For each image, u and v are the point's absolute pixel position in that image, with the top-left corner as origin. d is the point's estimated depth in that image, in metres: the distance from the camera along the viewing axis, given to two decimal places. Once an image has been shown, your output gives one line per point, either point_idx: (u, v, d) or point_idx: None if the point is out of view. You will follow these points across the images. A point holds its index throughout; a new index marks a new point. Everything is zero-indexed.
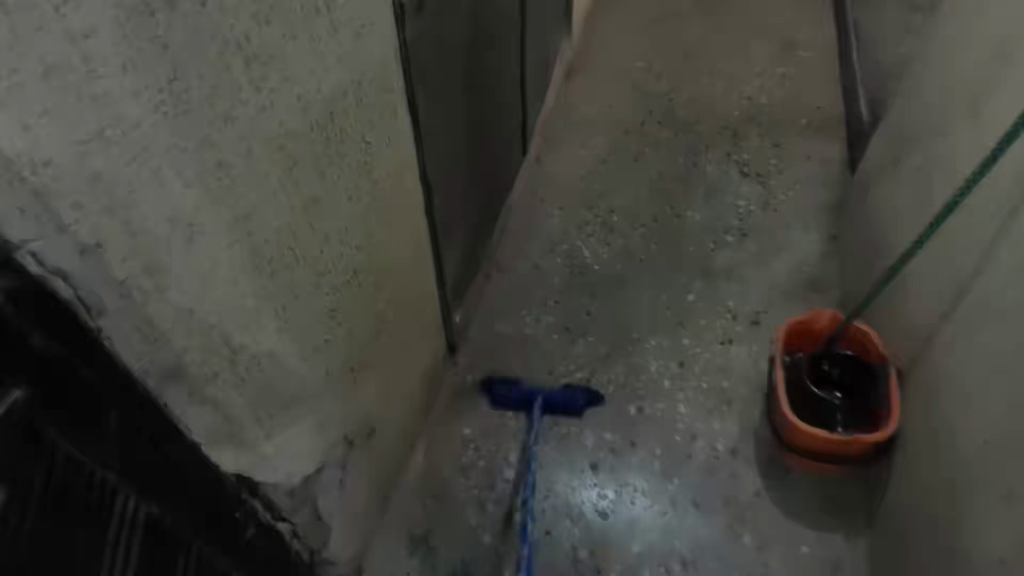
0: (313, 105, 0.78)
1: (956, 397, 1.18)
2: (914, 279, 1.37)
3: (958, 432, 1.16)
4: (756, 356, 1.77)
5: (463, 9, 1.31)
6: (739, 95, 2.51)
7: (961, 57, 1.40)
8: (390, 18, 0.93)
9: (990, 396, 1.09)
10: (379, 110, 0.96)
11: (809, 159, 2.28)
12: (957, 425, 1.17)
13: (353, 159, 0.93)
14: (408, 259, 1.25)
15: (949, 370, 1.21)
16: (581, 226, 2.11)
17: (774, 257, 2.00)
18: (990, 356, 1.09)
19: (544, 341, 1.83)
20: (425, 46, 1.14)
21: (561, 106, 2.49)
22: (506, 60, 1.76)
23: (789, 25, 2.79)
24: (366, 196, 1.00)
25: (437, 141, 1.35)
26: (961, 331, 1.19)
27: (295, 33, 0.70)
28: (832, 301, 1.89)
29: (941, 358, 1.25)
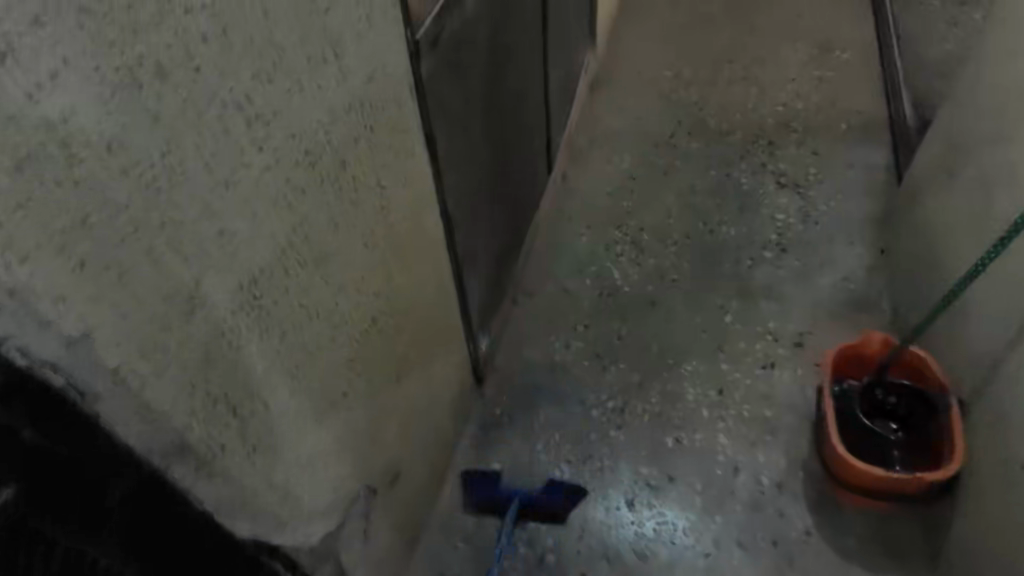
0: (323, 157, 0.75)
1: None
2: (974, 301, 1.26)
3: None
4: (801, 381, 1.67)
5: (482, 35, 1.27)
6: (773, 101, 2.41)
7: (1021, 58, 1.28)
8: (403, 56, 0.89)
9: None
10: (394, 151, 0.93)
11: (850, 166, 2.17)
12: None
13: (367, 206, 0.89)
14: (429, 297, 1.21)
15: (1016, 402, 1.11)
16: (610, 246, 2.04)
17: (817, 273, 1.89)
18: None
19: (575, 368, 1.76)
20: (443, 78, 1.10)
21: (586, 120, 2.43)
22: (528, 81, 1.72)
23: (824, 25, 2.67)
24: (382, 240, 0.97)
25: (458, 173, 1.31)
26: None
27: (301, 86, 0.67)
28: (882, 320, 1.77)
29: (1008, 389, 1.14)
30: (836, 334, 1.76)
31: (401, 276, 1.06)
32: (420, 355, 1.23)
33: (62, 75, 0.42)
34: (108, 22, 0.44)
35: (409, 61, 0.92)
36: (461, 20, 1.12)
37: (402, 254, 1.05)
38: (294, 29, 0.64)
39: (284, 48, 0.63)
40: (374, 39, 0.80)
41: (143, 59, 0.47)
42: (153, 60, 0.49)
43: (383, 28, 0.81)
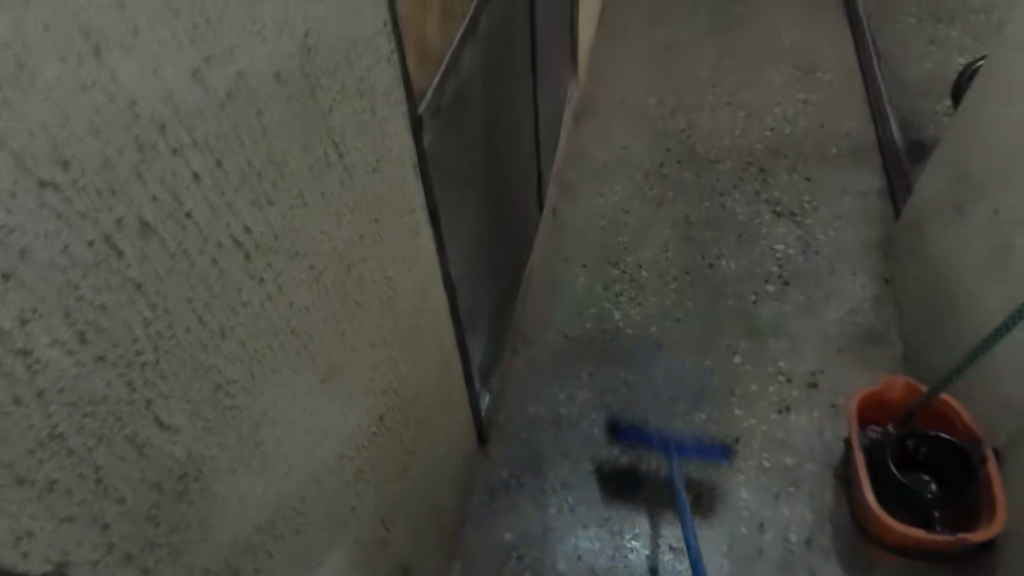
0: (328, 265, 0.66)
1: None
2: (1012, 351, 1.21)
3: None
4: (819, 424, 1.61)
5: (480, 91, 1.19)
6: (761, 126, 2.38)
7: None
8: (406, 137, 0.81)
9: None
10: (399, 240, 0.84)
11: (845, 191, 2.14)
12: None
13: (374, 302, 0.80)
14: (434, 375, 1.12)
15: None
16: (608, 285, 1.97)
17: (823, 306, 1.85)
18: None
19: (583, 422, 1.68)
20: (443, 147, 1.02)
21: (572, 152, 2.37)
22: (520, 126, 1.65)
23: (804, 46, 2.66)
24: (390, 333, 0.88)
25: (460, 237, 1.22)
26: None
27: (302, 198, 0.58)
28: (895, 353, 1.73)
29: None
30: (850, 371, 1.70)
31: (408, 365, 0.97)
32: (425, 438, 1.14)
33: (21, 270, 0.33)
34: (77, 189, 0.35)
35: (413, 140, 0.84)
36: (460, 82, 1.04)
37: (410, 340, 0.96)
38: (295, 139, 0.56)
39: (286, 161, 0.54)
40: (378, 128, 0.72)
41: (122, 221, 0.38)
42: (134, 218, 0.39)
43: (386, 114, 0.73)
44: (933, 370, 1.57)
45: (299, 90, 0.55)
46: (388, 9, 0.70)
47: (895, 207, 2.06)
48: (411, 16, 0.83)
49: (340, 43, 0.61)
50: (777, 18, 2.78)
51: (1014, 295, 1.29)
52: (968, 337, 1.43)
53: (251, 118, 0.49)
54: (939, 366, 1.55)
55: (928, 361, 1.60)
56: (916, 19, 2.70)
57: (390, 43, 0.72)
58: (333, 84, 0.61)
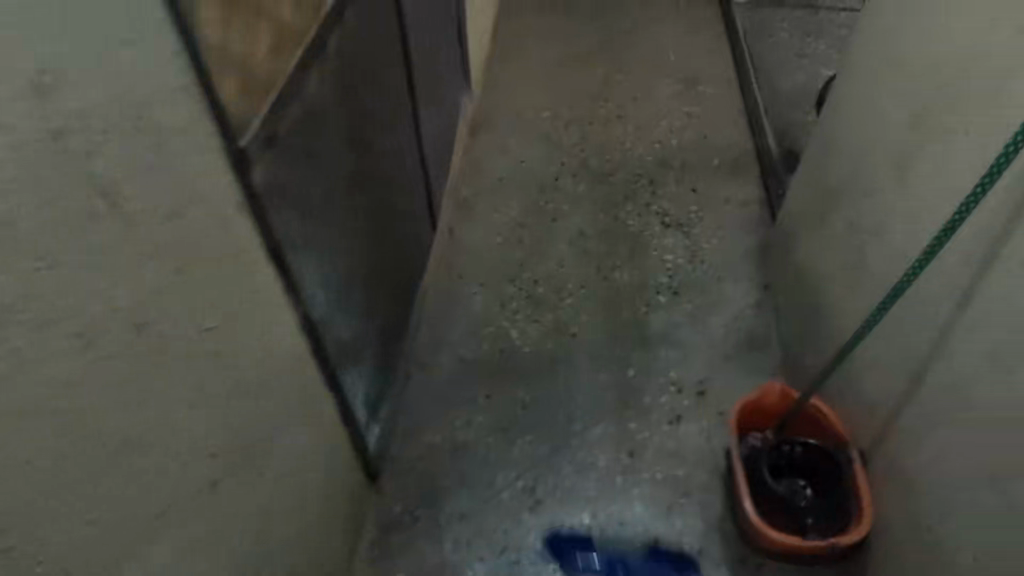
0: (107, 327, 0.59)
1: (938, 498, 1.10)
2: (869, 356, 1.28)
3: (945, 541, 1.07)
4: (708, 433, 1.65)
5: (337, 115, 1.12)
6: (650, 138, 2.44)
7: (879, 109, 1.32)
8: (220, 173, 0.73)
9: (977, 498, 1.00)
10: (223, 288, 0.77)
11: (728, 201, 2.22)
12: (937, 530, 1.09)
13: (193, 359, 0.72)
14: (294, 423, 1.03)
15: (920, 468, 1.14)
16: (504, 302, 1.94)
17: (709, 314, 1.90)
18: (965, 463, 1.03)
19: (479, 448, 1.63)
20: (286, 179, 0.94)
21: (468, 167, 2.34)
22: (401, 147, 1.59)
23: (688, 59, 2.76)
24: (221, 387, 0.80)
25: (325, 271, 1.14)
26: (921, 428, 1.14)
27: (54, 259, 0.52)
28: (776, 357, 1.80)
29: (909, 448, 1.17)
30: (736, 378, 1.76)
31: (253, 417, 0.89)
32: (289, 491, 1.05)
33: None
34: None
35: (235, 177, 0.77)
36: (303, 109, 0.97)
37: (253, 391, 0.88)
38: (34, 196, 0.50)
39: (20, 219, 0.49)
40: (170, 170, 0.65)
41: None
42: None
43: (181, 150, 0.66)
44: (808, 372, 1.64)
45: (35, 136, 0.49)
46: (177, 35, 0.64)
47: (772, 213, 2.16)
48: (222, 38, 0.76)
49: (95, 82, 0.55)
50: (664, 33, 2.87)
51: (869, 301, 1.36)
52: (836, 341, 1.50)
53: None
54: (813, 369, 1.62)
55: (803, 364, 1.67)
56: (788, 33, 2.86)
57: (183, 73, 0.65)
58: (90, 129, 0.55)
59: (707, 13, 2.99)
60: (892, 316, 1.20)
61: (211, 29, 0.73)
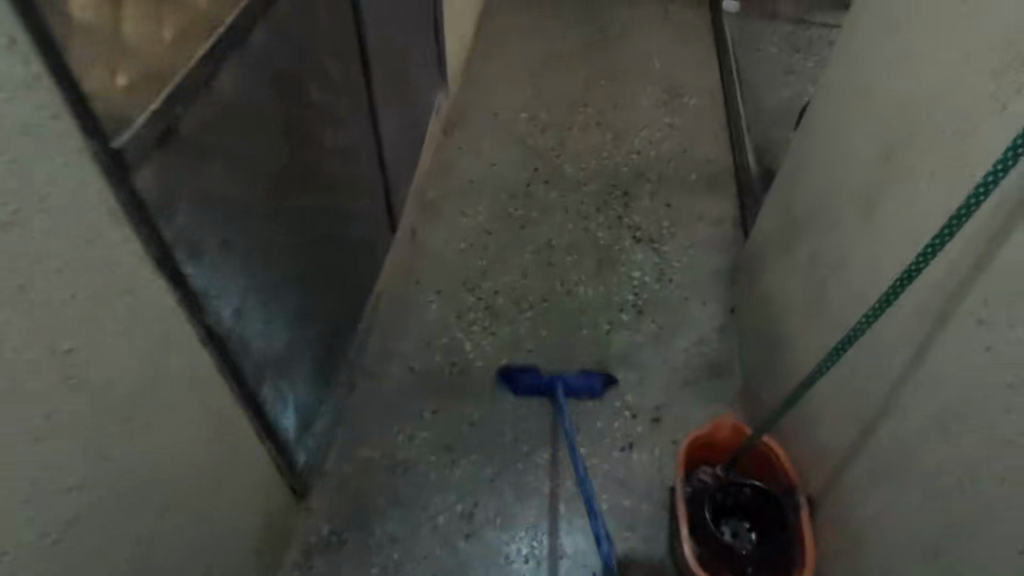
0: None
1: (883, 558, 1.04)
2: (826, 398, 1.22)
3: None
4: (659, 462, 1.58)
5: (265, 113, 1.03)
6: (628, 148, 2.36)
7: (853, 139, 1.25)
8: (89, 181, 0.65)
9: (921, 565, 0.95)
10: (89, 309, 0.68)
11: (702, 218, 2.15)
12: None
13: (42, 390, 0.64)
14: (192, 447, 0.95)
15: (866, 524, 1.09)
16: (462, 312, 1.86)
17: (673, 337, 1.83)
18: (912, 527, 0.97)
19: (420, 466, 1.55)
20: (191, 182, 0.85)
21: (437, 167, 2.25)
22: (353, 145, 1.50)
23: (674, 69, 2.68)
24: (84, 417, 0.70)
25: (244, 280, 1.06)
26: (870, 482, 1.08)
27: None
28: (737, 386, 1.73)
29: (857, 500, 1.12)
30: (694, 406, 1.69)
31: (131, 448, 0.80)
32: (185, 518, 0.96)
33: None
34: None
35: (107, 182, 0.68)
36: (214, 105, 0.88)
37: (131, 417, 0.79)
38: None
39: None
40: (21, 174, 0.56)
41: None
42: None
43: (37, 154, 0.57)
44: (767, 404, 1.58)
45: None
46: (20, 20, 0.54)
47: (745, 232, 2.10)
48: (101, 24, 0.67)
49: None
50: (651, 39, 2.80)
51: (827, 339, 1.30)
52: (793, 376, 1.43)
53: None
54: (771, 402, 1.56)
55: (762, 396, 1.61)
56: (777, 48, 2.79)
57: (31, 63, 0.56)
58: None
59: (697, 22, 2.92)
60: (851, 359, 1.13)
61: (86, 13, 0.64)
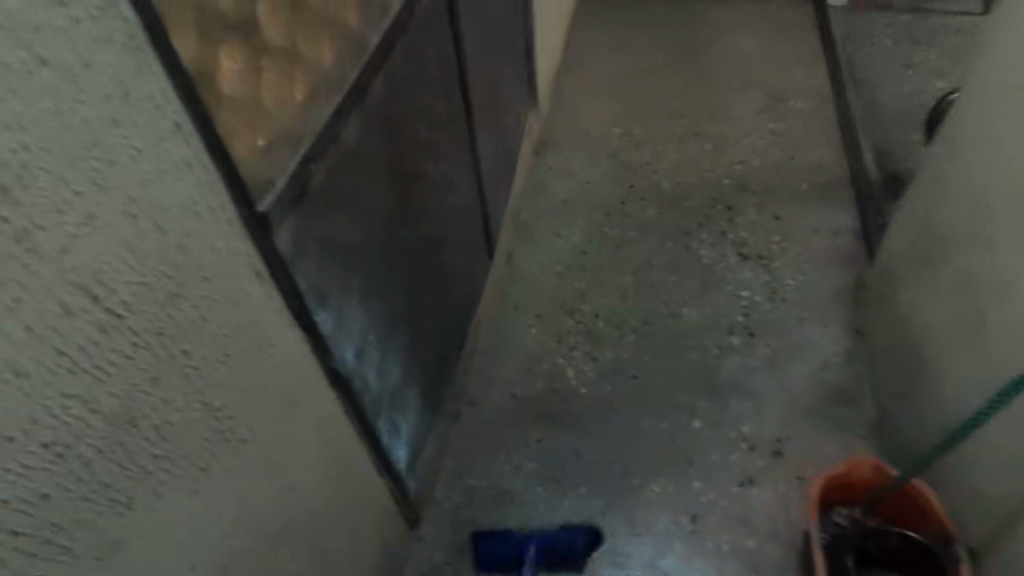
0: (82, 435, 0.52)
1: None
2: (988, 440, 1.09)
3: None
4: (783, 500, 1.48)
5: (381, 157, 1.06)
6: (729, 159, 2.25)
7: (1007, 148, 1.11)
8: (239, 245, 0.68)
9: None
10: (238, 366, 0.71)
11: (817, 231, 2.00)
12: None
13: (204, 448, 0.67)
14: (319, 488, 0.97)
15: None
16: (562, 337, 1.83)
17: (790, 362, 1.71)
18: None
19: (527, 497, 1.54)
20: (320, 233, 0.89)
21: (530, 188, 2.24)
22: (455, 177, 1.52)
23: (776, 71, 2.53)
24: (231, 468, 0.73)
25: (363, 321, 1.09)
26: None
27: (53, 371, 0.48)
28: (868, 417, 1.59)
29: None
30: (818, 439, 1.57)
31: (271, 494, 0.83)
32: (313, 555, 0.99)
33: None
34: None
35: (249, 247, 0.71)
36: (340, 157, 0.91)
37: (270, 461, 0.82)
38: (30, 311, 0.45)
39: (21, 343, 0.45)
40: (185, 250, 0.59)
41: None
42: None
43: (197, 230, 0.60)
44: (918, 446, 1.40)
45: (29, 247, 0.44)
46: (183, 104, 0.56)
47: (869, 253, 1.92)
48: (242, 94, 0.70)
49: (99, 171, 0.48)
50: (749, 41, 2.66)
51: (986, 372, 1.16)
52: (945, 411, 1.29)
53: None
54: (921, 443, 1.39)
55: (913, 442, 1.42)
56: (894, 40, 2.63)
57: (192, 143, 0.58)
58: (88, 228, 0.49)
59: (798, 19, 2.75)
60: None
61: (229, 85, 0.67)
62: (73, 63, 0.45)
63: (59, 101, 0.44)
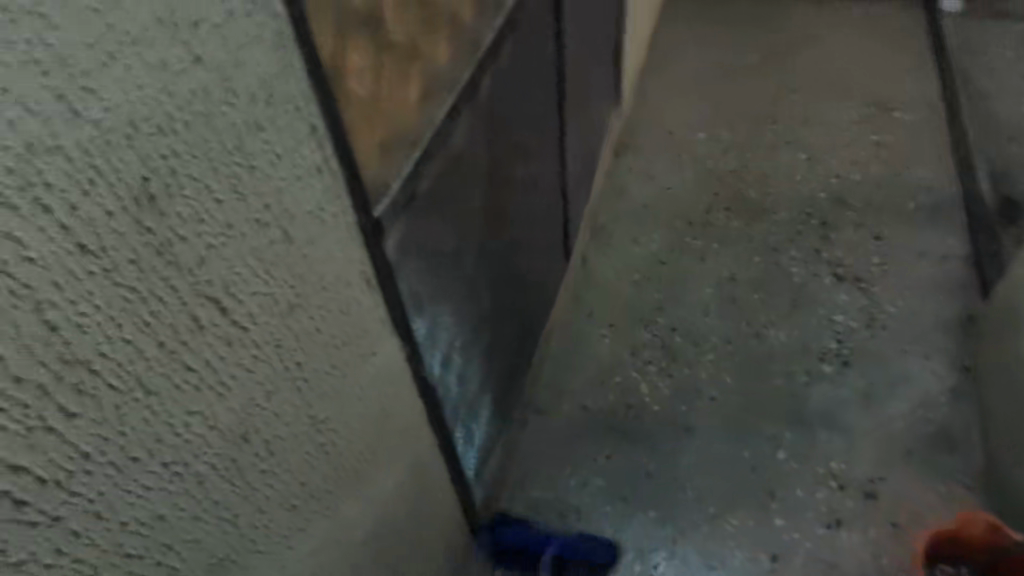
0: (201, 452, 0.49)
1: None
2: None
3: None
4: (875, 547, 1.37)
5: (482, 159, 1.02)
6: (825, 171, 2.10)
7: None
8: (354, 253, 0.65)
9: None
10: (342, 376, 0.68)
11: (922, 256, 1.85)
12: None
13: (305, 462, 0.64)
14: (403, 500, 0.94)
15: None
16: (637, 349, 1.75)
17: (888, 397, 1.58)
18: None
19: (596, 515, 1.48)
20: (422, 236, 0.85)
21: (608, 190, 2.16)
22: (543, 179, 1.47)
23: (880, 78, 2.36)
24: (327, 483, 0.70)
25: (452, 328, 1.05)
26: None
27: (180, 386, 0.45)
28: (975, 465, 1.46)
29: None
30: (917, 485, 1.44)
31: (360, 507, 0.80)
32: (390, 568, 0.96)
33: None
34: None
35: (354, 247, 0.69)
36: (447, 159, 0.87)
37: (362, 474, 0.79)
38: (168, 324, 0.43)
39: (154, 358, 0.43)
40: (308, 258, 0.56)
41: None
42: None
43: (320, 237, 0.57)
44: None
45: (169, 257, 0.42)
46: (318, 106, 0.53)
47: (983, 285, 1.75)
48: (366, 91, 0.68)
49: (237, 177, 0.46)
50: (851, 45, 2.49)
51: None
52: None
53: (104, 323, 0.39)
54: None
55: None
56: (1014, 51, 2.40)
57: (324, 147, 0.55)
58: (226, 236, 0.46)
59: (906, 23, 2.55)
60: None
61: (356, 81, 0.65)
62: (225, 62, 0.43)
63: (208, 104, 0.42)
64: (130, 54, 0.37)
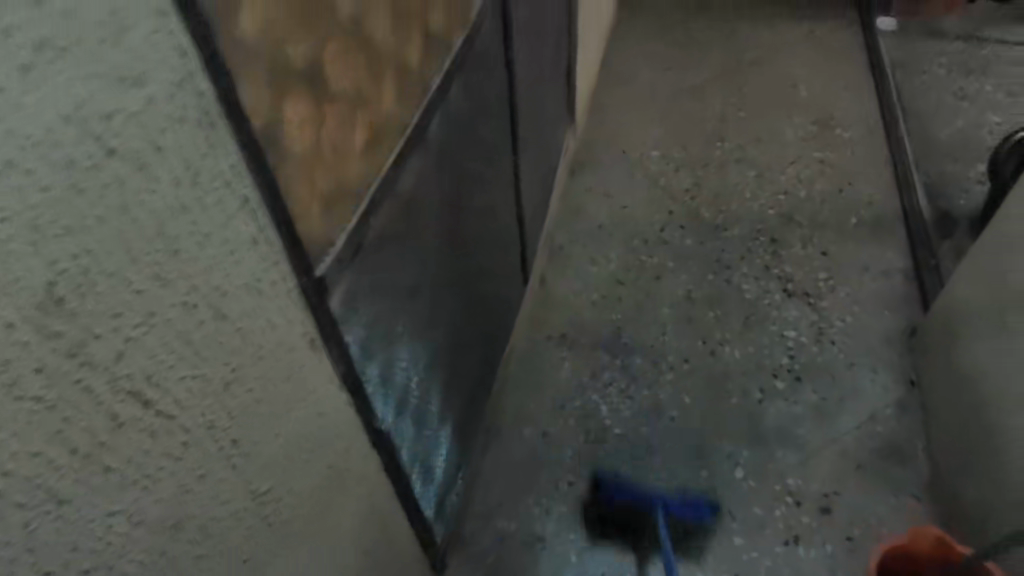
0: (126, 551, 0.46)
1: None
2: None
3: None
4: (831, 562, 1.40)
5: (434, 197, 1.01)
6: (774, 188, 2.16)
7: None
8: (298, 317, 0.63)
9: None
10: (286, 443, 0.65)
11: (866, 271, 1.91)
12: None
13: (248, 537, 0.62)
14: (356, 554, 0.91)
15: None
16: (597, 373, 1.76)
17: (838, 412, 1.63)
18: None
19: (560, 545, 1.47)
20: (373, 285, 0.83)
21: (566, 210, 2.17)
22: (499, 208, 1.47)
23: (824, 97, 2.45)
24: (273, 553, 0.67)
25: (408, 369, 1.03)
26: None
27: (99, 488, 0.42)
28: (922, 476, 1.51)
29: None
30: (870, 500, 1.48)
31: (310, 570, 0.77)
32: None
33: None
34: None
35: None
36: (397, 203, 0.86)
37: (312, 536, 0.76)
38: (85, 426, 0.40)
39: (67, 464, 0.40)
40: (243, 331, 0.54)
41: None
42: None
43: (257, 308, 0.55)
44: (997, 526, 1.26)
45: (81, 359, 0.39)
46: (249, 177, 0.52)
47: (924, 298, 1.83)
48: (305, 144, 0.66)
49: (161, 263, 0.44)
50: (795, 64, 2.58)
51: None
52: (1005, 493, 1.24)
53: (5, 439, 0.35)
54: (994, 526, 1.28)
55: (980, 513, 1.33)
56: (946, 69, 2.53)
57: (260, 218, 0.54)
58: (149, 325, 0.44)
59: (846, 42, 2.66)
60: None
61: (294, 135, 0.64)
62: (143, 148, 0.41)
63: (124, 196, 0.40)
64: (29, 155, 0.34)
